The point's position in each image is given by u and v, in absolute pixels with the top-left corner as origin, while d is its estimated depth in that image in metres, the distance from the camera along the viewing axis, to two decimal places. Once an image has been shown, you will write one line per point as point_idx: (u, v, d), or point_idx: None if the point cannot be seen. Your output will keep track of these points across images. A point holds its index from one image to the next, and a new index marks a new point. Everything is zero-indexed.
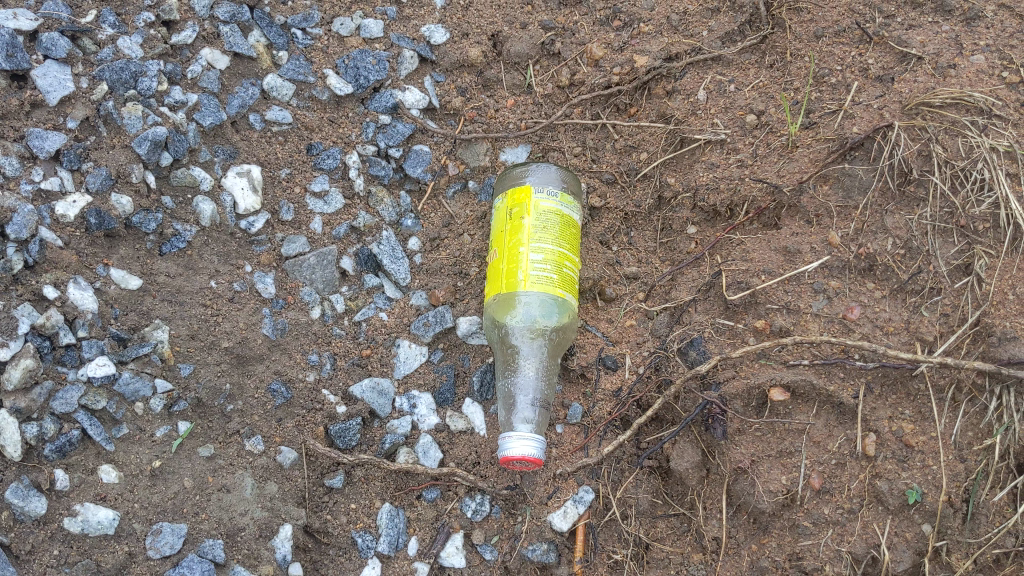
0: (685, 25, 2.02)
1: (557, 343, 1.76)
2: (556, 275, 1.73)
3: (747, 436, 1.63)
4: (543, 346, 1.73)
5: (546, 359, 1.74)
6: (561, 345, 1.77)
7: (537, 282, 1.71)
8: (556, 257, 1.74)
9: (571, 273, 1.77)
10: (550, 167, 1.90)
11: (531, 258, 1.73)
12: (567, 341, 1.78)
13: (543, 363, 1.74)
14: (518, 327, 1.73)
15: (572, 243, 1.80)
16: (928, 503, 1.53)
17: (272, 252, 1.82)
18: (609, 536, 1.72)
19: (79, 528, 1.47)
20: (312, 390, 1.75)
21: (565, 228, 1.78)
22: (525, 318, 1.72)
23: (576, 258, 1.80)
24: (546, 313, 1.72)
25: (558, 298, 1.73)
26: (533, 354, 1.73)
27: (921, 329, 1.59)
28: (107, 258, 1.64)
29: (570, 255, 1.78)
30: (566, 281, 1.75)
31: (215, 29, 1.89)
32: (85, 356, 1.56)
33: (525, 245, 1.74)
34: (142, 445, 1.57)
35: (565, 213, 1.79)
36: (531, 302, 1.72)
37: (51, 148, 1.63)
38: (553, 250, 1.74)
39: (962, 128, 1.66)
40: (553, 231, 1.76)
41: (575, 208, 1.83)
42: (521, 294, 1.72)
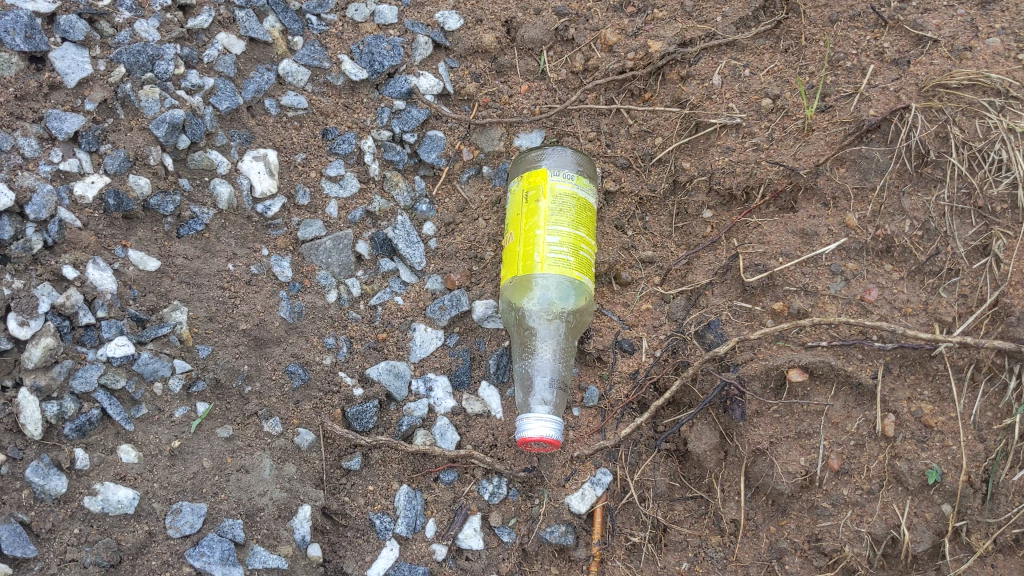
0: (699, 11, 2.03)
1: (573, 326, 1.76)
2: (573, 258, 1.73)
3: (766, 417, 1.64)
4: (561, 330, 1.74)
5: (563, 342, 1.75)
6: (577, 327, 1.76)
7: (553, 265, 1.71)
8: (572, 241, 1.74)
9: (587, 257, 1.77)
10: (564, 151, 1.90)
11: (547, 241, 1.72)
12: (583, 324, 1.78)
13: (561, 346, 1.74)
14: (535, 310, 1.73)
15: (587, 227, 1.79)
16: (948, 483, 1.53)
17: (288, 236, 1.83)
18: (627, 518, 1.71)
19: (100, 508, 1.46)
20: (329, 372, 1.75)
21: (581, 211, 1.78)
22: (543, 302, 1.72)
23: (591, 242, 1.80)
24: (563, 296, 1.72)
25: (574, 281, 1.73)
26: (550, 337, 1.73)
27: (940, 310, 1.59)
28: (125, 239, 1.64)
29: (585, 238, 1.78)
30: (582, 264, 1.75)
31: (231, 14, 1.89)
32: (104, 336, 1.56)
33: (542, 228, 1.74)
34: (161, 426, 1.56)
35: (581, 196, 1.79)
36: (548, 286, 1.72)
37: (69, 130, 1.63)
38: (569, 233, 1.74)
39: (979, 109, 1.66)
40: (570, 214, 1.76)
41: (590, 192, 1.83)
42: (538, 278, 1.72)
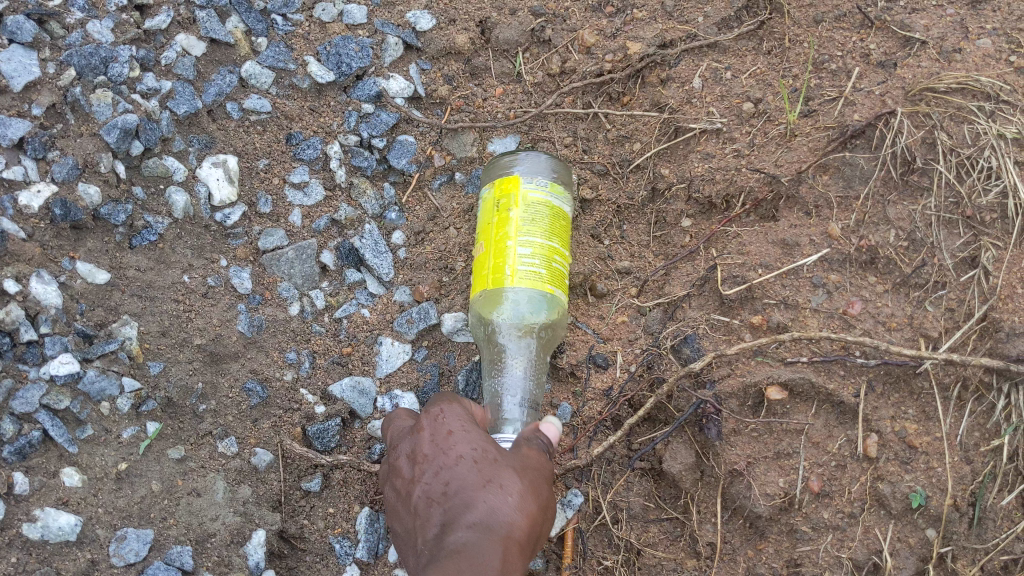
0: (680, 11, 1.95)
1: (544, 339, 1.68)
2: (546, 270, 1.65)
3: (743, 436, 1.56)
4: (532, 344, 1.67)
5: (533, 357, 1.68)
6: (548, 341, 1.69)
7: (525, 278, 1.63)
8: (545, 253, 1.66)
9: (560, 268, 1.69)
10: (537, 156, 1.80)
11: (517, 254, 1.64)
12: (554, 337, 1.70)
13: (531, 361, 1.67)
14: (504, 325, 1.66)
15: (561, 236, 1.71)
16: (933, 507, 1.45)
17: (248, 246, 1.76)
18: (599, 541, 1.66)
19: (39, 535, 1.40)
20: (289, 389, 1.68)
21: (555, 221, 1.70)
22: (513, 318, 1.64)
23: (565, 252, 1.72)
24: (535, 311, 1.64)
25: (546, 295, 1.65)
26: (521, 352, 1.66)
27: (926, 325, 1.51)
28: (73, 251, 1.56)
29: (559, 248, 1.69)
30: (554, 276, 1.67)
31: (191, 14, 1.81)
32: (47, 353, 1.49)
33: (513, 240, 1.66)
34: (108, 447, 1.49)
35: (554, 205, 1.71)
36: (519, 300, 1.63)
37: (14, 136, 1.54)
38: (541, 245, 1.66)
39: (968, 114, 1.59)
40: (543, 225, 1.67)
41: (565, 199, 1.74)
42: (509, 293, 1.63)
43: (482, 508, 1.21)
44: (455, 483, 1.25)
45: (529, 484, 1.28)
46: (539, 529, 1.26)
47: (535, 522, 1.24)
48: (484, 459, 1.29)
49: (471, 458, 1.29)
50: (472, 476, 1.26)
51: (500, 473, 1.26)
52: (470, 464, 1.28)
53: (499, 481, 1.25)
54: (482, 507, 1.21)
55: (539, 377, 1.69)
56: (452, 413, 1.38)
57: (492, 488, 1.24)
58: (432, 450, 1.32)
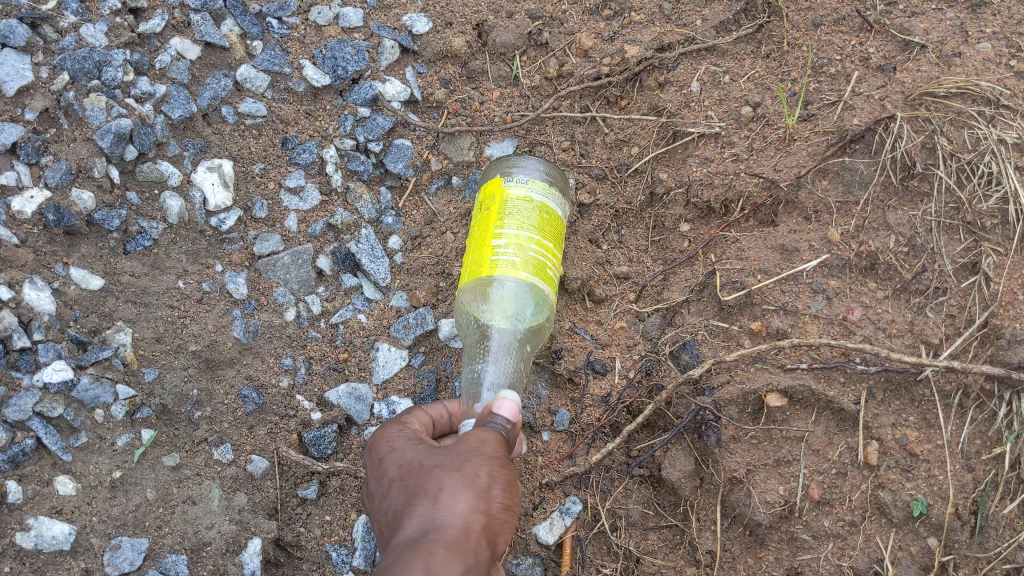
0: (678, 14, 1.95)
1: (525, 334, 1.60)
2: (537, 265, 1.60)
3: (743, 444, 1.55)
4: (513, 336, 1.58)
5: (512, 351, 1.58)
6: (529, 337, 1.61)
7: (510, 263, 1.56)
8: (532, 243, 1.61)
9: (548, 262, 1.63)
10: (535, 162, 1.79)
11: (504, 239, 1.59)
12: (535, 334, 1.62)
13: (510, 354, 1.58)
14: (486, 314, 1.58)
15: (551, 231, 1.66)
16: (934, 516, 1.44)
17: (244, 251, 1.74)
18: (597, 548, 1.64)
19: (32, 544, 1.38)
20: (285, 396, 1.67)
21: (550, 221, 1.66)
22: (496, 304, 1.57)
23: (555, 249, 1.66)
24: (517, 299, 1.57)
25: (530, 283, 1.57)
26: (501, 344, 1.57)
27: (926, 331, 1.50)
28: (67, 256, 1.54)
29: (547, 243, 1.64)
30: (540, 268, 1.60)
31: (186, 17, 1.80)
32: (40, 361, 1.46)
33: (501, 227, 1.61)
34: (102, 455, 1.48)
35: (544, 200, 1.67)
36: (503, 285, 1.56)
37: (7, 141, 1.53)
38: (527, 233, 1.60)
39: (968, 119, 1.58)
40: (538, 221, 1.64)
41: (556, 199, 1.71)
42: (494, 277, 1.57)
43: (411, 524, 1.12)
44: (389, 511, 1.19)
45: (461, 472, 1.17)
46: (487, 514, 1.14)
47: (474, 512, 1.13)
48: (412, 471, 1.21)
49: (399, 479, 1.22)
50: (401, 495, 1.19)
51: (427, 480, 1.17)
52: (398, 484, 1.21)
53: (424, 489, 1.16)
54: (409, 523, 1.13)
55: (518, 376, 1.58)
56: (384, 436, 1.33)
57: (420, 499, 1.15)
58: (373, 482, 1.27)
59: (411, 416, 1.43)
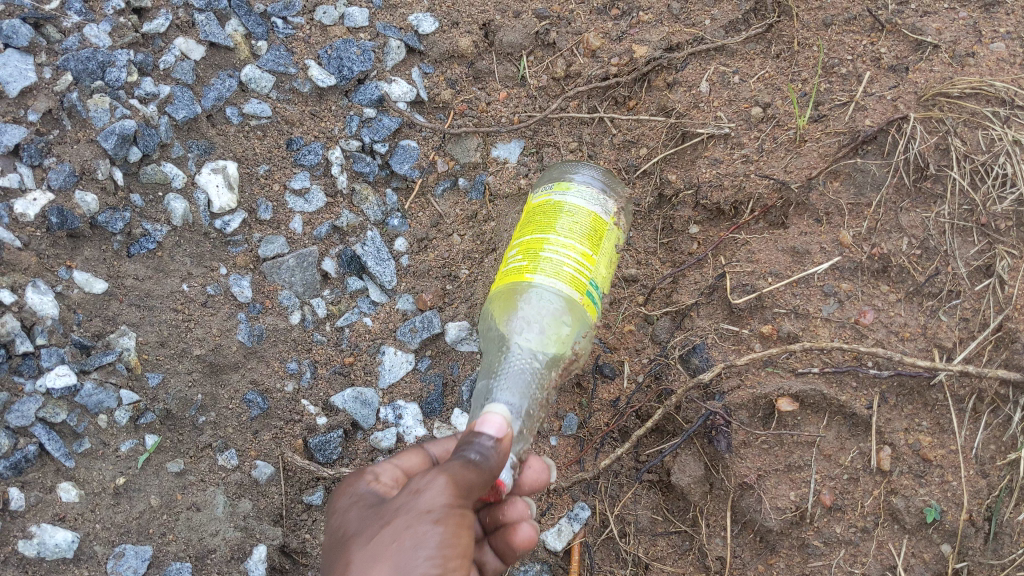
0: (687, 13, 1.93)
1: (557, 346, 1.52)
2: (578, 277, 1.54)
3: (753, 449, 1.53)
4: (543, 347, 1.50)
5: (540, 363, 1.50)
6: (560, 349, 1.53)
7: (554, 270, 1.52)
8: (579, 253, 1.56)
9: (594, 276, 1.57)
10: (595, 170, 1.83)
11: (552, 245, 1.56)
12: (567, 349, 1.54)
13: (538, 366, 1.50)
14: (519, 320, 1.52)
15: (601, 244, 1.61)
16: (948, 522, 1.42)
17: (248, 253, 1.72)
18: (606, 555, 1.66)
19: (35, 552, 1.36)
20: (290, 400, 1.65)
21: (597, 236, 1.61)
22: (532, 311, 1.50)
23: (602, 264, 1.61)
24: (555, 310, 1.50)
25: (571, 296, 1.52)
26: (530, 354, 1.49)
27: (940, 335, 1.48)
28: (70, 259, 1.52)
29: (595, 257, 1.59)
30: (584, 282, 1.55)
31: (190, 17, 1.78)
32: (44, 365, 1.45)
33: (551, 231, 1.58)
34: (105, 461, 1.46)
35: (599, 212, 1.63)
36: (543, 293, 1.51)
37: (9, 142, 1.51)
38: (574, 243, 1.57)
39: (982, 120, 1.55)
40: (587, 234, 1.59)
41: (613, 212, 1.66)
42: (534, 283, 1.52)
43: None
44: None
45: (383, 543, 1.06)
46: None
47: None
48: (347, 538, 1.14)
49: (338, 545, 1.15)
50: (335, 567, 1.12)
51: (351, 553, 1.09)
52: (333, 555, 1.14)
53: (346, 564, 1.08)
54: None
55: (541, 390, 1.49)
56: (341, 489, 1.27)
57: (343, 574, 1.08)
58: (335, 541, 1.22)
59: (387, 463, 1.29)
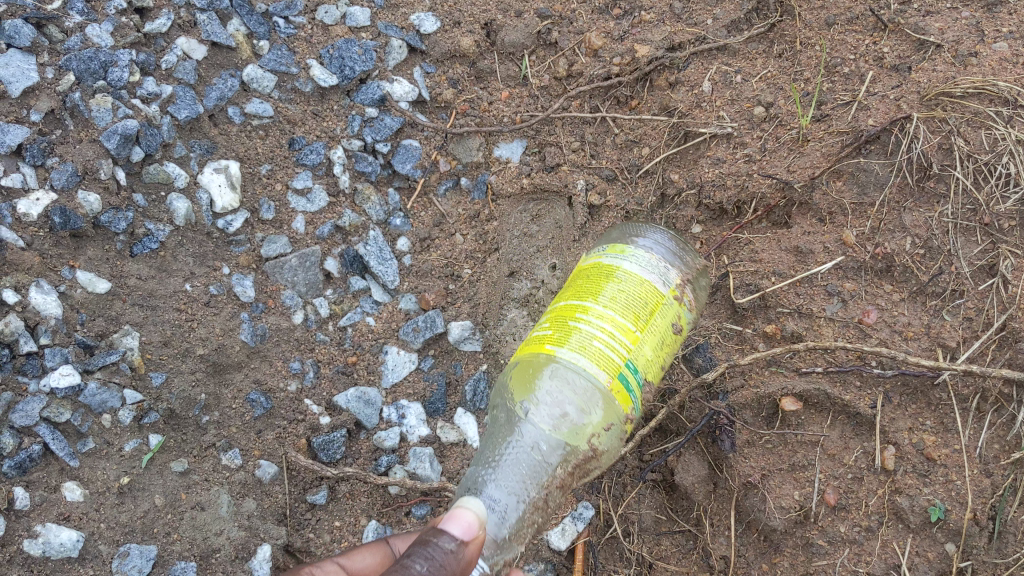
0: (689, 13, 1.93)
1: (570, 434, 1.35)
2: (611, 356, 1.36)
3: (758, 448, 1.55)
4: (551, 434, 1.34)
5: (544, 453, 1.34)
6: (575, 441, 1.35)
7: (581, 344, 1.37)
8: (618, 328, 1.38)
9: (633, 356, 1.38)
10: (664, 235, 1.74)
11: (586, 313, 1.41)
12: (582, 440, 1.35)
13: (542, 456, 1.33)
14: (531, 396, 1.37)
15: (649, 321, 1.42)
16: (953, 521, 1.39)
17: (251, 253, 1.72)
18: (610, 554, 1.65)
19: (40, 551, 1.36)
20: (294, 400, 1.65)
21: (647, 307, 1.42)
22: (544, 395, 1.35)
23: (649, 343, 1.41)
24: (573, 392, 1.34)
25: (596, 380, 1.34)
26: (532, 442, 1.33)
27: (943, 334, 1.46)
28: (73, 259, 1.52)
29: (638, 333, 1.40)
30: (617, 364, 1.36)
31: (192, 17, 1.78)
32: (48, 365, 1.46)
33: (592, 299, 1.43)
34: (109, 460, 1.46)
35: (655, 282, 1.45)
36: (565, 368, 1.36)
37: (12, 142, 1.51)
38: (616, 316, 1.39)
39: (985, 120, 1.53)
40: (635, 304, 1.42)
41: (672, 284, 1.49)
42: (555, 357, 1.37)
43: None
44: None
45: None
46: None
47: None
48: None
49: None
50: None
51: None
52: None
53: None
54: None
55: (540, 488, 1.32)
56: None
57: None
58: None
59: None
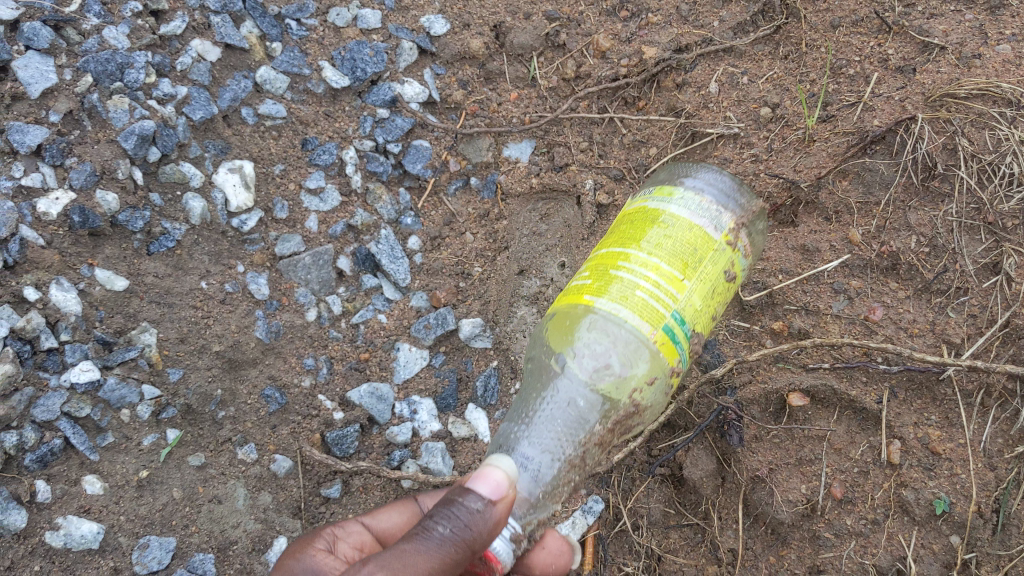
0: (695, 15, 1.95)
1: (609, 388, 1.32)
2: (654, 305, 1.31)
3: (765, 443, 1.58)
4: (590, 387, 1.32)
5: (581, 408, 1.31)
6: (613, 396, 1.32)
7: (622, 294, 1.33)
8: (662, 277, 1.34)
9: (679, 305, 1.33)
10: (716, 173, 1.51)
11: (629, 260, 1.37)
12: (624, 395, 1.32)
13: (577, 413, 1.31)
14: (570, 348, 1.34)
15: (698, 268, 1.37)
16: (957, 514, 1.41)
17: (265, 251, 1.75)
18: (619, 547, 1.67)
19: (62, 543, 1.39)
20: (308, 395, 1.68)
21: (696, 253, 1.38)
22: (582, 347, 1.32)
23: (697, 292, 1.36)
24: (614, 343, 1.30)
25: (638, 331, 1.30)
26: (569, 398, 1.31)
27: (948, 331, 1.48)
28: (92, 257, 1.54)
29: (684, 280, 1.35)
30: (662, 314, 1.31)
31: (206, 19, 1.80)
32: (68, 361, 1.48)
33: (636, 246, 1.39)
34: (128, 455, 1.48)
35: (706, 226, 1.40)
36: (604, 318, 1.32)
37: (31, 143, 1.54)
38: (659, 263, 1.35)
39: (989, 120, 1.55)
40: (682, 250, 1.37)
41: (725, 229, 1.42)
42: (595, 307, 1.34)
43: None
44: None
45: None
46: None
47: None
48: None
49: None
50: None
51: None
52: None
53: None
54: None
55: (576, 445, 1.30)
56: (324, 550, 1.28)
57: None
58: None
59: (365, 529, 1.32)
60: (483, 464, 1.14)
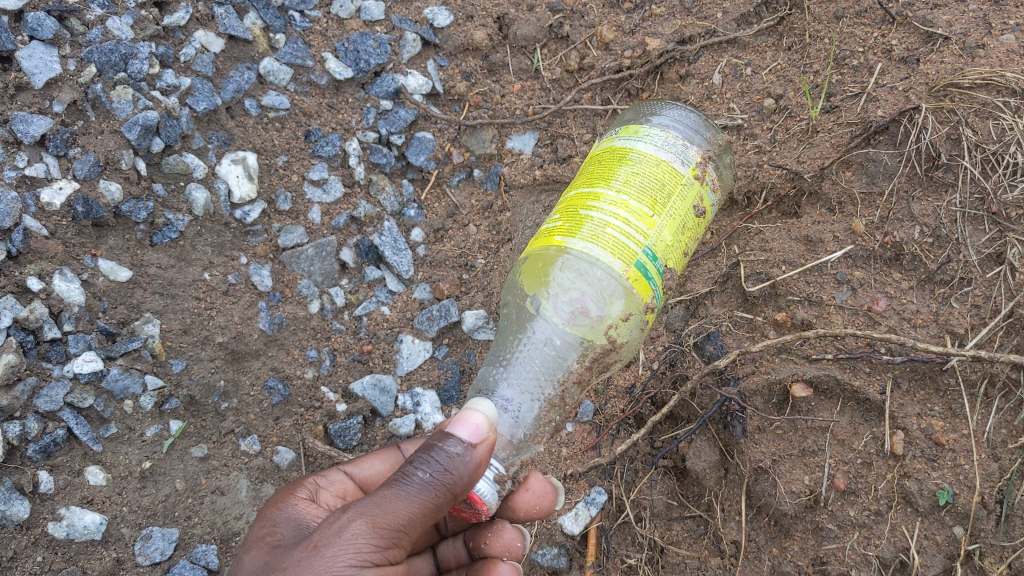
0: (699, 7, 1.97)
1: (584, 329, 1.45)
2: (626, 240, 1.42)
3: (768, 434, 1.58)
4: (566, 328, 1.45)
5: (558, 348, 1.45)
6: (588, 336, 1.46)
7: (593, 233, 1.43)
8: (632, 214, 1.45)
9: (650, 241, 1.44)
10: (681, 114, 1.76)
11: (600, 201, 1.48)
12: (599, 334, 1.46)
13: (555, 352, 1.45)
14: (545, 290, 1.47)
15: (668, 203, 1.49)
16: (960, 505, 1.40)
17: (268, 243, 1.75)
18: (622, 539, 1.69)
19: (65, 534, 1.39)
20: (310, 387, 1.68)
21: (665, 187, 1.49)
22: (558, 291, 1.44)
23: (668, 227, 1.48)
24: (587, 283, 1.43)
25: (611, 269, 1.40)
26: (546, 339, 1.44)
27: (951, 322, 1.47)
28: (95, 248, 1.55)
29: (653, 218, 1.46)
30: (633, 251, 1.42)
31: (210, 10, 1.80)
32: (71, 351, 1.48)
33: (606, 186, 1.50)
34: (131, 445, 1.49)
35: (672, 160, 1.51)
36: (578, 257, 1.43)
37: (35, 133, 1.53)
38: (628, 201, 1.46)
39: (994, 110, 1.54)
40: (651, 185, 1.48)
41: (693, 163, 1.54)
42: (568, 247, 1.44)
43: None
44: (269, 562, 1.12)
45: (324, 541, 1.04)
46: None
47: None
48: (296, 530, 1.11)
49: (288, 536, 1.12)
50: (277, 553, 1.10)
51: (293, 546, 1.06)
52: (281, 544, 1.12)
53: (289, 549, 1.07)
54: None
55: (554, 385, 1.43)
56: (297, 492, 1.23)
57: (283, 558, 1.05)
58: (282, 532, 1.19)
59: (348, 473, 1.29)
60: (464, 409, 1.13)
